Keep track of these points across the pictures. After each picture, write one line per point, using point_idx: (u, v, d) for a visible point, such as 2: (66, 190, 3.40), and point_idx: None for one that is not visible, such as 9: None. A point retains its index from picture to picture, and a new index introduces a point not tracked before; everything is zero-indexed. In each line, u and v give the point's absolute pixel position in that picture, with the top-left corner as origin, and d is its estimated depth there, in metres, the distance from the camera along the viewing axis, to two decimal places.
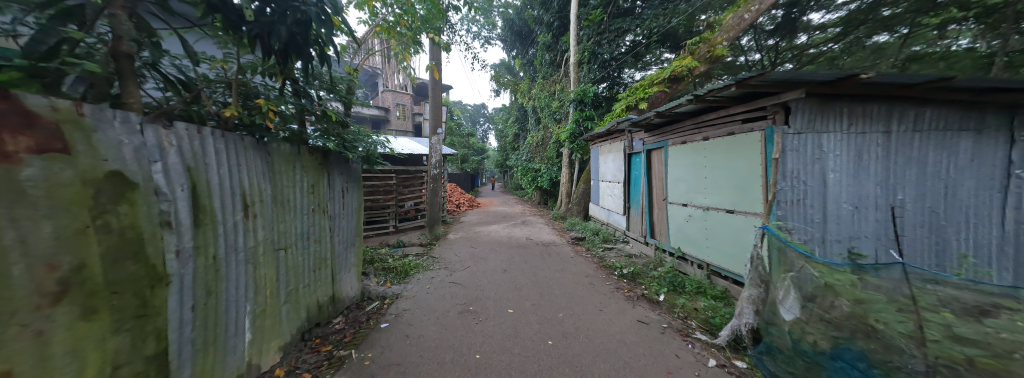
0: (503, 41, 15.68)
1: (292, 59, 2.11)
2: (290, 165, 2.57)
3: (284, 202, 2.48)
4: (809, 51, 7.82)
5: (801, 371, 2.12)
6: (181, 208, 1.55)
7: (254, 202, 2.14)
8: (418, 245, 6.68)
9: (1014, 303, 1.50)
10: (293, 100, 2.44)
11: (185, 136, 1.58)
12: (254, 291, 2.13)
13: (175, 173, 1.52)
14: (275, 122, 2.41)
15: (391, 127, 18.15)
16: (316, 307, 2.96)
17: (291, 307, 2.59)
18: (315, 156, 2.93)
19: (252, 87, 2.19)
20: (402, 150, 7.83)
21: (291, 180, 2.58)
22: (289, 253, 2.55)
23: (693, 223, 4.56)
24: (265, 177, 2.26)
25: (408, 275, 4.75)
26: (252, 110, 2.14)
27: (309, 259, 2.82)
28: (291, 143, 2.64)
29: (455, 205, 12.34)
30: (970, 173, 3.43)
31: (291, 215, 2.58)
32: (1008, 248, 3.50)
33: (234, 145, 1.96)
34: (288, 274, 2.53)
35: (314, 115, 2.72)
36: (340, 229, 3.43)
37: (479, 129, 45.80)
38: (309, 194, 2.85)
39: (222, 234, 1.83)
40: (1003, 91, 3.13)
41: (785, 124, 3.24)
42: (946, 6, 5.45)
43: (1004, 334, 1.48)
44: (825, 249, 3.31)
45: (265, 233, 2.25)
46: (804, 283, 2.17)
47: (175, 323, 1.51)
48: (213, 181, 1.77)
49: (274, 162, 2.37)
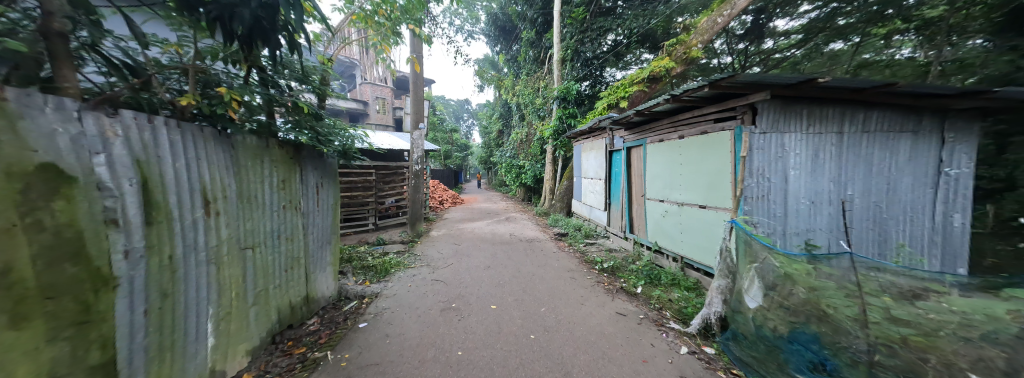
0: (485, 36, 15.43)
1: (257, 44, 1.97)
2: (258, 160, 2.43)
3: (250, 199, 2.34)
4: (775, 56, 8.45)
5: (762, 355, 2.23)
6: (130, 204, 1.42)
7: (216, 198, 2.00)
8: (398, 243, 6.52)
9: (940, 287, 1.82)
10: (260, 90, 2.28)
11: (133, 126, 1.45)
12: (217, 293, 2.00)
13: (121, 166, 1.38)
14: (239, 113, 2.23)
15: (370, 121, 17.50)
16: (288, 308, 2.84)
17: (260, 309, 2.47)
18: (286, 150, 2.78)
19: (211, 74, 2.00)
20: (383, 145, 7.60)
21: (258, 176, 2.44)
22: (257, 252, 2.41)
23: (669, 218, 4.76)
24: (228, 171, 2.12)
25: (388, 274, 4.64)
26: (212, 98, 1.97)
27: (279, 258, 2.68)
28: (259, 136, 2.48)
29: (437, 202, 12.17)
30: (908, 171, 3.82)
31: (258, 212, 2.44)
32: (937, 238, 3.96)
33: (193, 137, 1.83)
34: (256, 274, 2.40)
35: (284, 107, 2.58)
36: (315, 227, 3.29)
37: (463, 124, 45.35)
38: (279, 190, 2.70)
39: (179, 232, 1.71)
40: (937, 96, 3.47)
41: (752, 124, 3.45)
42: (892, 18, 6.14)
43: (932, 314, 1.71)
44: (785, 241, 3.58)
45: (230, 231, 2.12)
46: (767, 273, 2.32)
47: (125, 329, 1.39)
48: (168, 176, 1.64)
49: (238, 156, 2.22)
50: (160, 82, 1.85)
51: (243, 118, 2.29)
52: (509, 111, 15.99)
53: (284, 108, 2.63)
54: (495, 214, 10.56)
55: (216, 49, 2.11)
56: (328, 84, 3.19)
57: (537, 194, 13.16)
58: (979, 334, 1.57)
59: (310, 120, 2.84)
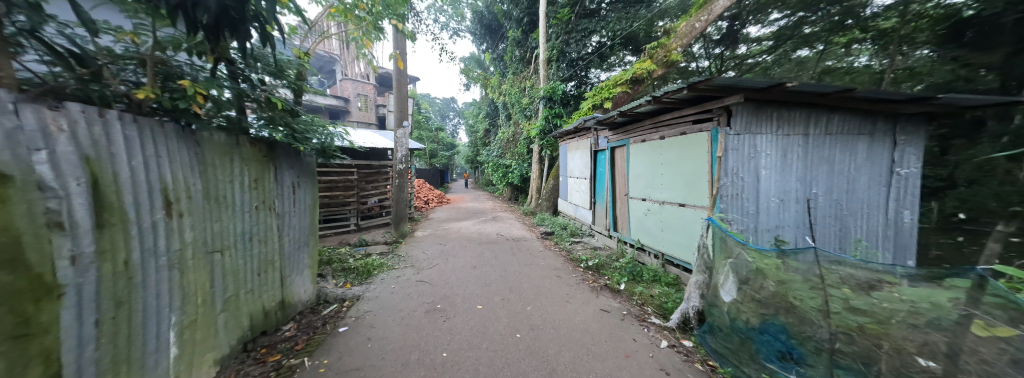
0: (471, 34, 15.31)
1: (224, 34, 1.86)
2: (227, 157, 2.30)
3: (219, 199, 2.22)
4: (748, 61, 9.20)
5: (736, 345, 2.42)
6: (77, 205, 1.30)
7: (179, 198, 1.88)
8: (382, 244, 6.37)
9: (893, 277, 1.77)
10: (229, 84, 2.15)
11: (81, 120, 1.33)
12: (181, 300, 1.89)
13: (67, 163, 1.27)
14: (205, 108, 2.10)
15: (352, 118, 16.97)
16: (262, 314, 2.71)
17: (230, 315, 2.34)
18: (258, 147, 2.64)
19: (172, 66, 1.85)
20: (365, 144, 7.39)
21: (228, 175, 2.31)
22: (227, 255, 2.29)
23: (651, 217, 4.92)
24: (193, 170, 1.99)
25: (371, 275, 4.53)
26: (174, 92, 1.83)
27: (251, 261, 2.56)
28: (229, 132, 2.35)
29: (423, 202, 11.98)
30: (865, 170, 4.11)
31: (228, 213, 2.31)
32: (889, 232, 4.29)
33: (153, 133, 1.71)
34: (225, 279, 2.27)
35: (255, 102, 2.48)
36: (291, 228, 3.16)
37: (448, 123, 44.81)
38: (251, 190, 2.57)
39: (136, 235, 1.59)
40: (890, 102, 3.76)
41: (728, 125, 3.60)
42: (851, 28, 6.70)
43: (886, 304, 1.77)
44: (756, 238, 3.77)
45: (195, 234, 2.00)
46: (740, 268, 2.47)
47: (72, 341, 1.28)
48: (122, 175, 1.53)
49: (205, 154, 2.10)
50: (114, 73, 1.68)
51: (211, 113, 2.16)
52: (496, 110, 15.96)
53: (255, 104, 2.52)
54: (481, 214, 10.51)
55: (178, 38, 1.96)
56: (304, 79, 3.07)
57: (524, 194, 13.22)
58: (926, 321, 1.61)
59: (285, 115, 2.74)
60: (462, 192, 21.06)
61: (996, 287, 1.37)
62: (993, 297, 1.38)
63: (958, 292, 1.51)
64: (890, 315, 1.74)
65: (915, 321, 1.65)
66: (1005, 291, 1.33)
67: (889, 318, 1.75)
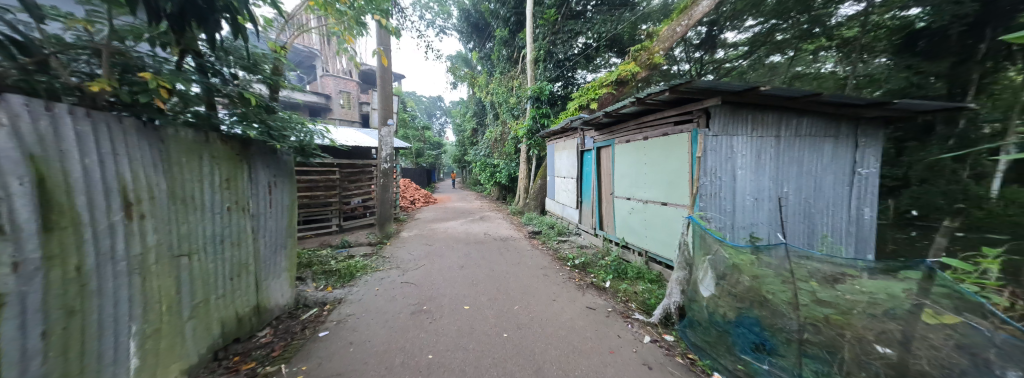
0: (458, 33, 15.14)
1: (190, 23, 1.75)
2: (194, 156, 2.17)
3: (185, 200, 2.09)
4: (726, 65, 9.53)
5: (714, 338, 2.52)
6: (20, 207, 1.20)
7: (140, 199, 1.76)
8: (366, 245, 6.20)
9: (854, 271, 1.93)
10: (198, 78, 2.03)
11: (24, 114, 1.22)
12: (143, 307, 1.77)
13: (7, 161, 1.16)
14: (169, 103, 1.99)
15: (334, 116, 16.42)
16: (235, 320, 2.58)
17: (198, 323, 2.21)
18: (230, 145, 2.51)
19: (132, 58, 1.73)
20: (348, 142, 7.17)
21: (195, 174, 2.18)
22: (194, 259, 2.16)
23: (635, 215, 5.05)
24: (156, 169, 1.87)
25: (353, 278, 4.41)
26: (133, 85, 1.71)
27: (222, 266, 2.42)
28: (197, 129, 2.22)
29: (409, 202, 11.76)
30: (830, 170, 4.38)
31: (195, 215, 2.18)
32: (852, 229, 4.59)
33: (109, 129, 1.60)
34: (192, 285, 2.14)
35: (226, 97, 2.33)
36: (267, 230, 3.01)
37: (434, 122, 44.20)
38: (222, 190, 2.44)
39: (90, 239, 1.48)
40: (852, 106, 4.01)
41: (707, 127, 3.73)
42: (818, 36, 7.12)
43: (849, 295, 1.87)
44: (733, 235, 3.94)
45: (158, 236, 1.88)
46: (718, 264, 2.57)
47: (13, 356, 1.18)
48: (74, 173, 1.42)
49: (169, 151, 1.97)
50: (63, 63, 1.54)
51: (175, 109, 2.04)
52: (484, 109, 15.89)
53: (226, 100, 2.38)
54: (469, 214, 10.44)
55: (138, 28, 1.82)
56: (280, 75, 2.96)
57: (512, 194, 13.21)
58: (884, 311, 1.74)
59: (260, 112, 2.61)
60: (449, 191, 20.85)
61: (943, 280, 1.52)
62: (940, 289, 1.54)
63: (911, 284, 1.65)
64: (853, 306, 1.85)
65: (874, 310, 1.78)
66: (952, 283, 1.48)
67: (851, 308, 1.86)
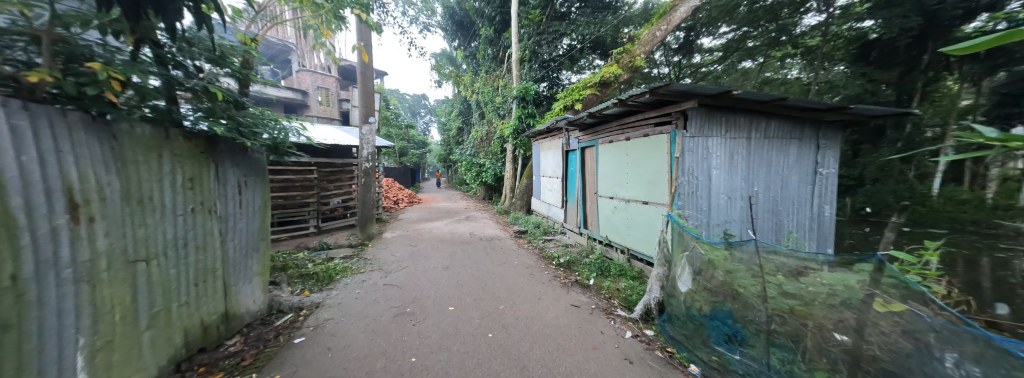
0: (442, 30, 14.89)
1: (146, 11, 1.63)
2: (153, 153, 2.02)
3: (143, 201, 1.94)
4: (702, 70, 9.96)
5: (691, 331, 2.62)
6: None
7: (89, 200, 1.63)
8: (346, 247, 5.99)
9: (815, 264, 2.01)
10: (157, 70, 1.90)
11: None
12: (92, 317, 1.64)
13: None
14: (123, 97, 1.83)
15: (311, 113, 15.71)
16: (200, 329, 2.42)
17: (158, 333, 2.06)
18: (194, 142, 2.35)
19: (78, 46, 1.59)
20: (326, 140, 6.88)
21: (155, 172, 2.03)
22: (153, 265, 2.01)
23: (617, 214, 5.17)
24: (108, 167, 1.73)
25: (332, 281, 4.25)
26: (80, 75, 1.56)
27: (185, 271, 2.26)
28: (158, 125, 2.07)
29: (392, 202, 11.49)
30: (795, 171, 4.66)
31: (155, 217, 2.03)
32: (814, 225, 4.91)
33: (51, 124, 1.49)
34: (151, 292, 1.99)
35: (190, 92, 2.17)
36: (238, 233, 2.83)
37: (418, 120, 43.37)
38: (185, 190, 2.28)
39: (29, 245, 1.39)
40: (815, 110, 4.28)
41: (685, 128, 3.89)
42: (785, 45, 7.87)
43: (811, 288, 2.00)
44: (708, 232, 4.13)
45: (112, 240, 1.74)
46: (696, 260, 2.66)
47: None
48: (7, 172, 1.33)
49: (124, 148, 1.83)
50: None
51: (131, 103, 1.88)
52: (469, 108, 15.74)
53: (189, 94, 2.21)
54: (454, 214, 10.33)
55: (86, 14, 1.65)
56: (250, 68, 2.79)
57: (497, 193, 13.16)
58: (842, 302, 1.87)
59: (228, 107, 2.46)
60: (435, 191, 20.52)
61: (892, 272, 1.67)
62: (889, 280, 1.69)
63: (864, 275, 1.79)
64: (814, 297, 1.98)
65: (832, 301, 1.91)
66: (899, 274, 1.63)
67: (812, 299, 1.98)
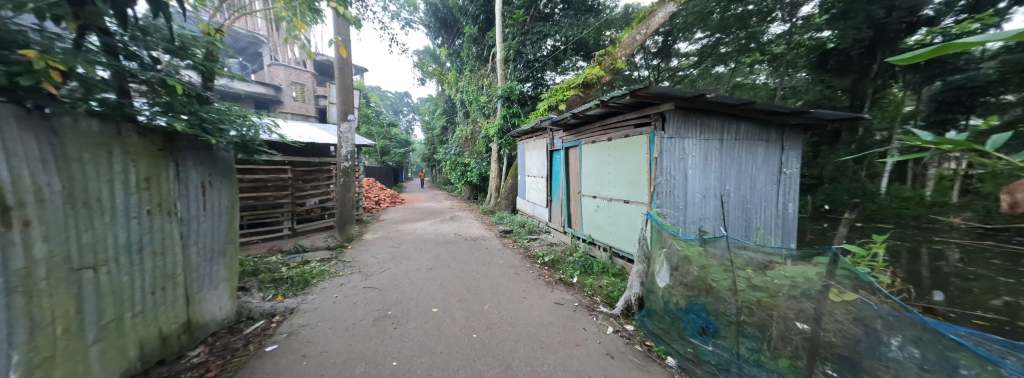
0: (425, 27, 14.59)
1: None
2: (101, 150, 1.85)
3: (88, 202, 1.78)
4: (679, 73, 10.20)
5: (668, 325, 2.72)
6: None
7: (22, 202, 1.48)
8: (324, 250, 5.75)
9: (781, 259, 2.17)
10: (106, 60, 1.75)
11: None
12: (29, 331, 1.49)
13: None
14: (65, 88, 1.68)
15: (285, 109, 14.91)
16: (158, 339, 2.24)
17: (109, 346, 1.89)
18: (151, 139, 2.18)
19: (12, 31, 1.44)
20: (302, 138, 6.57)
21: (104, 171, 1.87)
22: (103, 272, 1.84)
23: (600, 213, 5.28)
24: (44, 166, 1.58)
25: (309, 285, 4.07)
26: (13, 64, 1.41)
27: (140, 278, 2.09)
28: (107, 120, 1.90)
29: (373, 202, 11.14)
30: (762, 170, 4.95)
31: (103, 220, 1.86)
32: (779, 222, 5.24)
33: None
34: (99, 302, 1.83)
35: (145, 84, 2.01)
36: (202, 236, 2.64)
37: (400, 118, 42.33)
38: (140, 190, 2.10)
39: None
40: (780, 114, 4.55)
41: (662, 130, 4.03)
42: (754, 52, 8.46)
43: (776, 280, 2.12)
44: (685, 229, 4.31)
45: (50, 246, 1.59)
46: (672, 256, 2.75)
47: None
48: None
49: (65, 145, 1.67)
50: None
51: (74, 95, 1.73)
52: (453, 107, 15.53)
53: (145, 87, 2.05)
54: (439, 214, 10.17)
55: None
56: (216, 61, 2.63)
57: (483, 193, 13.07)
58: (802, 293, 1.98)
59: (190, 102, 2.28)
60: (418, 191, 20.09)
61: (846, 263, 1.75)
62: (844, 271, 1.76)
63: (822, 267, 1.89)
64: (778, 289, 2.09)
65: (794, 292, 2.02)
66: (852, 266, 1.71)
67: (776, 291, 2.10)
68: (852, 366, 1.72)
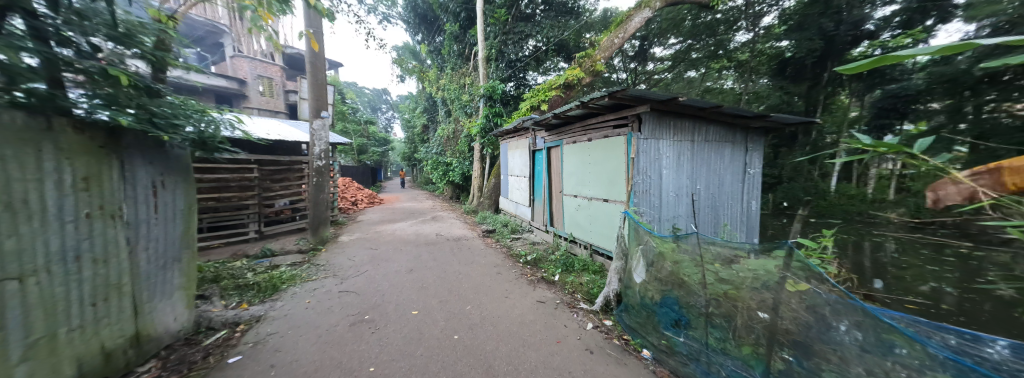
0: (405, 23, 14.19)
1: None
2: (26, 145, 1.64)
3: (13, 205, 1.58)
4: (655, 77, 10.52)
5: (644, 318, 2.83)
6: None
7: None
8: (295, 254, 5.44)
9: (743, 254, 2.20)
10: (27, 45, 1.56)
11: None
12: None
13: None
14: None
15: (250, 104, 13.95)
16: (99, 356, 2.01)
17: (35, 365, 1.67)
18: (91, 136, 1.95)
19: None
20: (270, 136, 6.17)
21: (32, 169, 1.67)
22: (28, 282, 1.64)
23: (581, 212, 5.39)
24: None
25: (277, 291, 3.83)
26: None
27: (75, 288, 1.86)
28: (35, 114, 1.68)
29: (350, 203, 10.70)
30: (729, 170, 5.24)
31: (32, 225, 1.66)
32: (744, 218, 5.57)
33: None
34: (23, 315, 1.62)
35: (82, 74, 1.81)
36: (154, 241, 2.41)
37: (379, 116, 40.99)
38: (80, 191, 1.89)
39: None
40: (744, 117, 4.84)
41: (639, 131, 4.16)
42: (722, 58, 8.97)
43: (741, 273, 2.19)
44: (660, 227, 4.49)
45: None
46: (648, 253, 2.85)
47: None
48: None
49: None
50: None
51: None
52: (434, 105, 15.21)
53: (82, 77, 1.85)
54: (420, 214, 9.94)
55: None
56: (168, 51, 2.41)
57: (465, 193, 12.91)
58: (761, 285, 2.04)
59: (136, 95, 2.09)
60: (398, 191, 19.54)
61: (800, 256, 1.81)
62: (798, 262, 1.83)
63: (779, 259, 1.95)
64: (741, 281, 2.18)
65: (755, 284, 2.08)
66: (804, 258, 1.76)
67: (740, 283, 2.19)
68: (805, 350, 1.79)
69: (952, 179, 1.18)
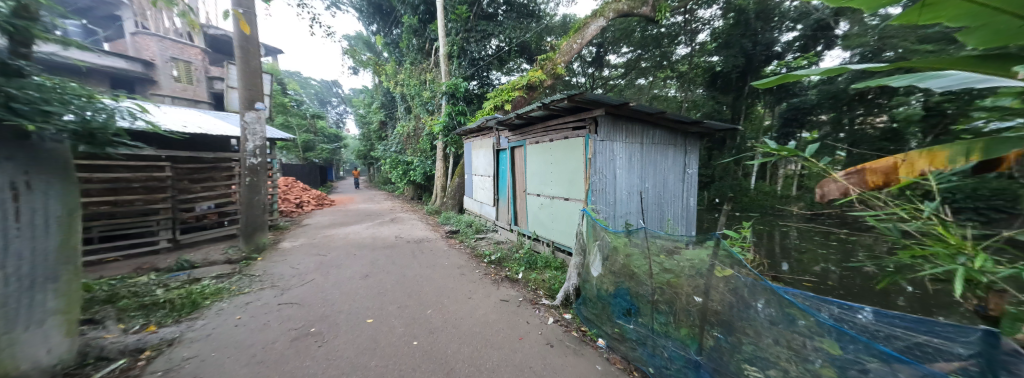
0: (357, 11, 13.17)
1: None
2: None
3: None
4: (610, 82, 11.16)
5: (600, 310, 2.98)
6: None
7: None
8: (223, 264, 4.74)
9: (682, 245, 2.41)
10: None
11: None
12: None
13: None
14: None
15: (162, 91, 11.80)
16: None
17: None
18: None
19: None
20: (189, 129, 5.29)
21: None
22: None
23: (543, 210, 5.51)
24: None
25: (200, 308, 3.30)
26: None
27: None
28: None
29: (294, 206, 9.63)
30: (671, 170, 5.77)
31: None
32: (684, 213, 6.18)
33: None
34: None
35: None
36: (12, 254, 1.89)
37: (329, 111, 37.69)
38: None
39: None
40: (684, 123, 5.35)
41: (595, 133, 4.39)
42: (666, 68, 9.85)
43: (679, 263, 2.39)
44: (614, 223, 4.77)
45: None
46: (604, 247, 3.00)
47: None
48: None
49: None
50: None
51: None
52: (393, 101, 14.36)
53: None
54: (378, 216, 9.32)
55: None
56: (34, 21, 1.92)
57: (428, 193, 12.43)
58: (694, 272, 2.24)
59: None
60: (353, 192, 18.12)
61: (725, 244, 2.03)
62: (724, 251, 2.03)
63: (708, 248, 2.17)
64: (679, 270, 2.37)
65: (691, 271, 2.27)
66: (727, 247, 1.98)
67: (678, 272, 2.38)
68: (728, 328, 1.97)
69: (831, 177, 1.44)
